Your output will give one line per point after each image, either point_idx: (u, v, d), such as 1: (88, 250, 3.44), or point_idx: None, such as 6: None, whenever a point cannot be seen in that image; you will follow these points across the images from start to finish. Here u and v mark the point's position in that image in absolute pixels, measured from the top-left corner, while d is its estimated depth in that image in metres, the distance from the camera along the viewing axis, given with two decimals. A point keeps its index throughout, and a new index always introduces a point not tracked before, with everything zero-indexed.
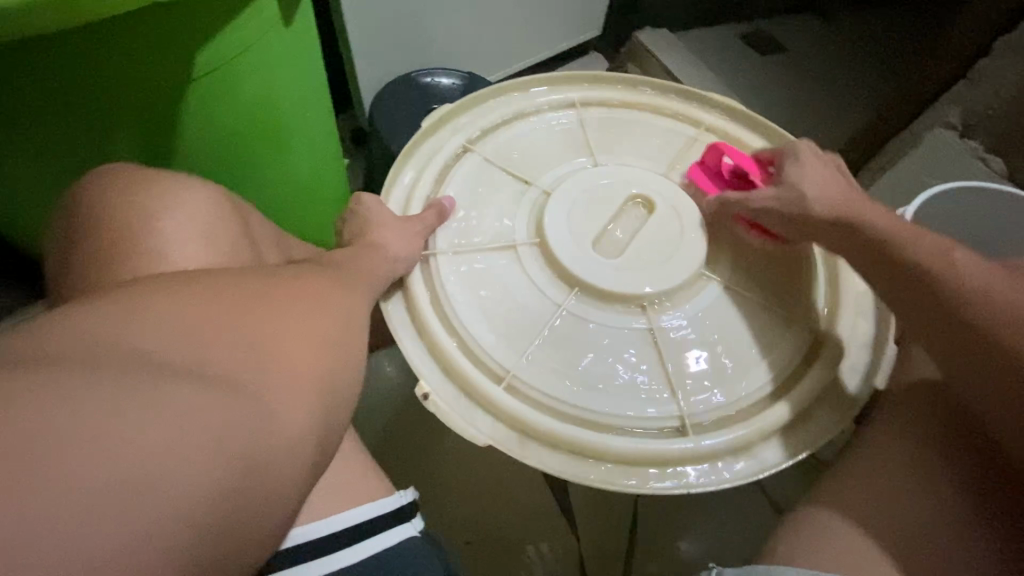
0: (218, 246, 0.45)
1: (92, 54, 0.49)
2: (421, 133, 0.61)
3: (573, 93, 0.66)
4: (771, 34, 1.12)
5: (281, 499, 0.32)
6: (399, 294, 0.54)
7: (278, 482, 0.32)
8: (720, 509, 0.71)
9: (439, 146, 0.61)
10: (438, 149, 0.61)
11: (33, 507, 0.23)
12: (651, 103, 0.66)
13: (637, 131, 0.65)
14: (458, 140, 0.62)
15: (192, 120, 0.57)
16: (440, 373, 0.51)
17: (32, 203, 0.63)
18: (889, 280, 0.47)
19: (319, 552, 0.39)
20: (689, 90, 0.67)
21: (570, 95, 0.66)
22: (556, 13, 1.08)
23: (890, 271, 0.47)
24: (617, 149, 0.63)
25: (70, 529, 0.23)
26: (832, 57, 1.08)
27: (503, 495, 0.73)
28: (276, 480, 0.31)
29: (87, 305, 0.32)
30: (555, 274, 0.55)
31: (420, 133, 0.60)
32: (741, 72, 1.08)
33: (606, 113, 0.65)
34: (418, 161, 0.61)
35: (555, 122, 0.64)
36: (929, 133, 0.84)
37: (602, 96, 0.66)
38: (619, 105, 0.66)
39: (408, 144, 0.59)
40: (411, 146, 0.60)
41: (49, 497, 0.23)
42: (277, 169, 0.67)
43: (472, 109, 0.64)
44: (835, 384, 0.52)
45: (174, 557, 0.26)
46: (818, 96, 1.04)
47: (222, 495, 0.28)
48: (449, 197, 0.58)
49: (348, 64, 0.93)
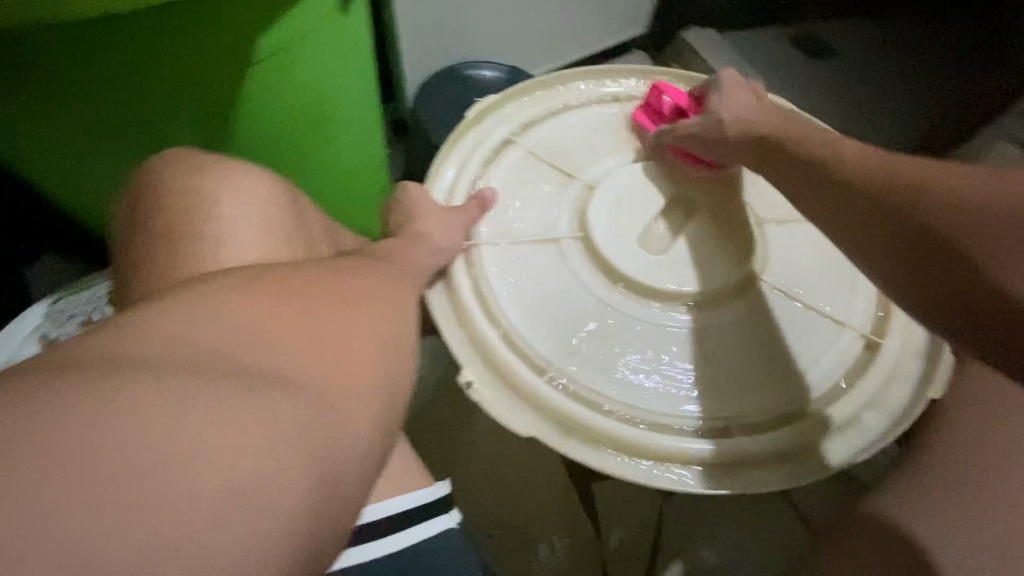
0: (273, 234, 0.46)
1: (160, 36, 0.51)
2: (467, 123, 0.60)
3: (620, 89, 0.65)
4: (821, 36, 1.09)
5: (349, 488, 0.31)
6: (442, 283, 0.54)
7: (348, 471, 0.31)
8: (748, 519, 0.70)
9: (485, 137, 0.61)
10: (482, 141, 0.61)
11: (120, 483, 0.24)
12: None
13: None
14: (503, 133, 0.61)
15: (251, 103, 0.58)
16: (481, 362, 0.51)
17: (98, 184, 0.65)
18: (880, 223, 0.40)
19: (378, 534, 0.41)
20: None
21: (617, 92, 0.65)
22: (601, 8, 1.07)
23: (883, 217, 0.40)
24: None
25: (150, 503, 0.24)
26: (888, 60, 1.03)
27: (529, 491, 0.73)
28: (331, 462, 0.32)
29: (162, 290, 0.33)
30: (598, 268, 0.55)
31: (465, 126, 0.60)
32: (790, 76, 1.05)
33: None
34: (462, 151, 0.61)
35: (602, 117, 0.64)
36: (991, 145, 0.80)
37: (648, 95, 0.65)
38: None
39: (454, 135, 0.59)
40: (457, 137, 0.60)
41: (132, 473, 0.24)
42: (325, 156, 0.68)
43: (518, 101, 0.63)
44: (884, 395, 0.51)
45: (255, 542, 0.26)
46: (870, 104, 1.01)
47: (294, 484, 0.28)
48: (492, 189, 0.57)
49: (394, 56, 0.94)
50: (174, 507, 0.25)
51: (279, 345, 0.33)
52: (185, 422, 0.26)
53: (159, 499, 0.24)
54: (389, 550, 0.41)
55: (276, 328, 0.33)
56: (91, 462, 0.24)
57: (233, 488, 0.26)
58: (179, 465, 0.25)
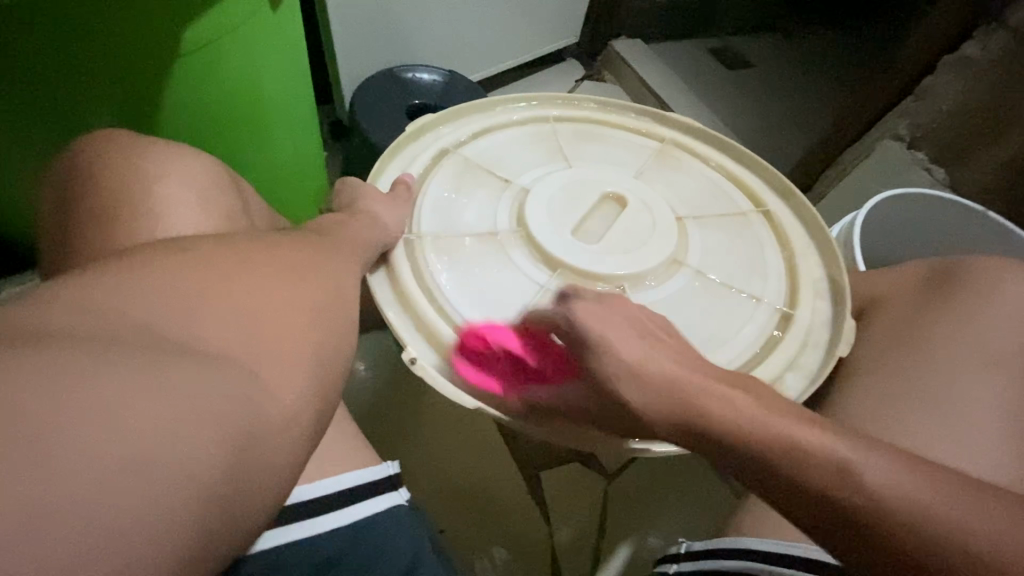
0: (209, 218, 0.46)
1: (80, 24, 0.50)
2: (405, 136, 0.62)
3: (548, 111, 0.69)
4: (738, 51, 1.20)
5: (280, 444, 0.32)
6: (383, 268, 0.55)
7: (280, 429, 0.32)
8: (689, 491, 0.74)
9: (423, 149, 0.63)
10: (421, 152, 0.63)
11: (47, 434, 0.24)
12: (620, 121, 0.70)
13: (610, 143, 0.68)
14: (440, 143, 0.63)
15: (178, 97, 0.57)
16: (423, 340, 0.52)
17: (17, 178, 0.62)
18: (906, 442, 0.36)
19: (316, 512, 0.41)
20: (651, 112, 0.71)
21: (545, 111, 0.69)
22: (535, 16, 1.12)
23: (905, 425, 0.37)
24: (591, 160, 0.66)
25: (76, 451, 0.25)
26: (798, 74, 1.15)
27: (479, 482, 0.74)
28: (271, 419, 0.32)
29: (96, 266, 0.33)
30: (536, 257, 0.57)
31: (403, 138, 0.62)
32: (712, 83, 1.15)
33: (581, 127, 0.68)
34: (401, 162, 0.62)
35: (534, 133, 0.67)
36: (877, 145, 0.90)
37: (575, 113, 0.69)
38: (592, 121, 0.69)
39: (393, 145, 0.61)
40: (395, 147, 0.62)
41: (63, 423, 0.25)
42: (261, 151, 0.67)
43: (453, 120, 0.66)
44: (801, 357, 0.55)
45: (181, 487, 0.27)
46: (780, 109, 1.12)
47: (224, 435, 0.29)
48: (411, 176, 0.59)
49: (330, 55, 0.94)
50: (104, 454, 0.25)
51: (215, 310, 0.33)
52: (117, 379, 0.27)
53: (89, 445, 0.25)
54: (327, 527, 0.41)
55: (211, 295, 0.34)
56: (23, 415, 0.24)
57: (164, 435, 0.27)
58: (110, 416, 0.26)
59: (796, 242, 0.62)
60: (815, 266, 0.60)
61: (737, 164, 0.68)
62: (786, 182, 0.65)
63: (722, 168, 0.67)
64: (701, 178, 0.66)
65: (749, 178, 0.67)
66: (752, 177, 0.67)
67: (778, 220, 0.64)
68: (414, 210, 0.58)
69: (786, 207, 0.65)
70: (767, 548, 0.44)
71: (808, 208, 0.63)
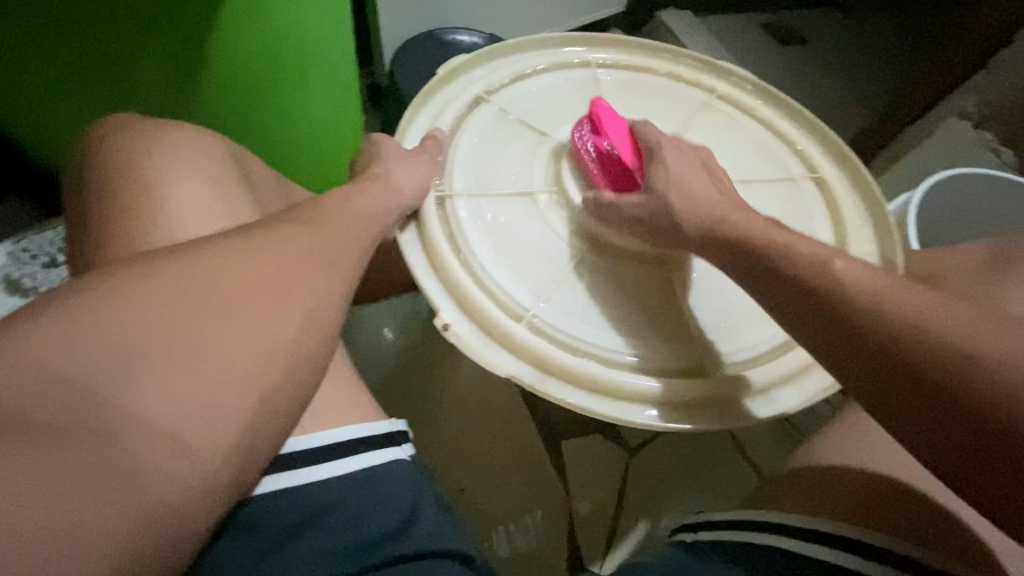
0: None
1: None
2: (437, 80, 0.61)
3: (591, 53, 0.67)
4: (794, 26, 1.14)
5: None
6: (413, 226, 0.54)
7: None
8: (710, 469, 0.74)
9: (455, 94, 0.62)
10: (454, 97, 0.61)
11: None
12: (667, 70, 0.67)
13: (651, 92, 0.65)
14: (474, 89, 0.62)
15: (226, 33, 0.60)
16: (455, 307, 0.51)
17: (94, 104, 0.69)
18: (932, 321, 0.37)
19: (320, 459, 0.41)
20: (704, 59, 0.67)
21: (586, 53, 0.67)
22: None
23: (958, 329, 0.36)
24: (634, 109, 0.64)
25: None
26: (857, 52, 1.09)
27: (501, 458, 0.73)
28: None
29: None
30: (572, 221, 0.56)
31: (436, 80, 0.61)
32: (763, 59, 1.10)
33: (624, 74, 0.66)
34: (433, 108, 0.61)
35: (572, 80, 0.65)
36: (942, 122, 0.83)
37: (622, 61, 0.67)
38: (635, 69, 0.67)
39: (426, 87, 0.60)
40: (428, 90, 0.60)
41: None
42: (301, 103, 0.67)
43: (486, 64, 0.64)
44: None
45: None
46: (835, 88, 1.06)
47: None
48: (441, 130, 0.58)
49: (371, 13, 0.94)
50: None
51: None
52: None
53: None
54: (332, 474, 0.41)
55: None
56: None
57: None
58: None
59: (848, 214, 0.59)
60: (866, 240, 0.58)
61: (789, 121, 0.65)
62: (843, 149, 0.62)
63: (771, 127, 0.64)
64: (749, 138, 0.63)
65: (802, 143, 0.63)
66: (802, 139, 0.64)
67: (829, 189, 0.61)
68: (446, 166, 0.57)
69: (839, 174, 0.62)
70: (778, 520, 0.43)
71: (864, 175, 0.60)
